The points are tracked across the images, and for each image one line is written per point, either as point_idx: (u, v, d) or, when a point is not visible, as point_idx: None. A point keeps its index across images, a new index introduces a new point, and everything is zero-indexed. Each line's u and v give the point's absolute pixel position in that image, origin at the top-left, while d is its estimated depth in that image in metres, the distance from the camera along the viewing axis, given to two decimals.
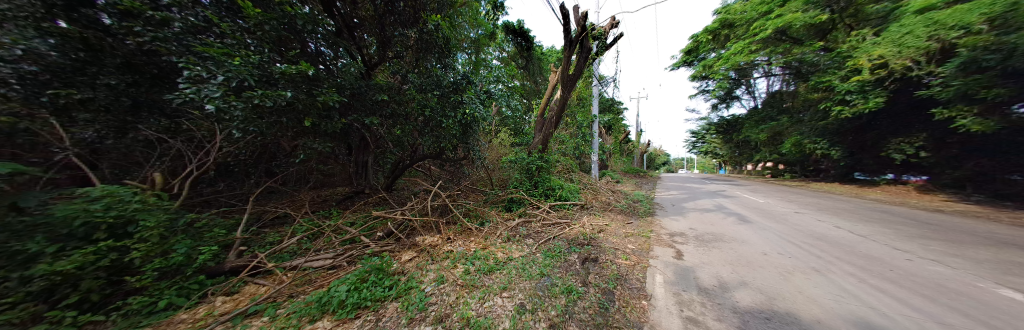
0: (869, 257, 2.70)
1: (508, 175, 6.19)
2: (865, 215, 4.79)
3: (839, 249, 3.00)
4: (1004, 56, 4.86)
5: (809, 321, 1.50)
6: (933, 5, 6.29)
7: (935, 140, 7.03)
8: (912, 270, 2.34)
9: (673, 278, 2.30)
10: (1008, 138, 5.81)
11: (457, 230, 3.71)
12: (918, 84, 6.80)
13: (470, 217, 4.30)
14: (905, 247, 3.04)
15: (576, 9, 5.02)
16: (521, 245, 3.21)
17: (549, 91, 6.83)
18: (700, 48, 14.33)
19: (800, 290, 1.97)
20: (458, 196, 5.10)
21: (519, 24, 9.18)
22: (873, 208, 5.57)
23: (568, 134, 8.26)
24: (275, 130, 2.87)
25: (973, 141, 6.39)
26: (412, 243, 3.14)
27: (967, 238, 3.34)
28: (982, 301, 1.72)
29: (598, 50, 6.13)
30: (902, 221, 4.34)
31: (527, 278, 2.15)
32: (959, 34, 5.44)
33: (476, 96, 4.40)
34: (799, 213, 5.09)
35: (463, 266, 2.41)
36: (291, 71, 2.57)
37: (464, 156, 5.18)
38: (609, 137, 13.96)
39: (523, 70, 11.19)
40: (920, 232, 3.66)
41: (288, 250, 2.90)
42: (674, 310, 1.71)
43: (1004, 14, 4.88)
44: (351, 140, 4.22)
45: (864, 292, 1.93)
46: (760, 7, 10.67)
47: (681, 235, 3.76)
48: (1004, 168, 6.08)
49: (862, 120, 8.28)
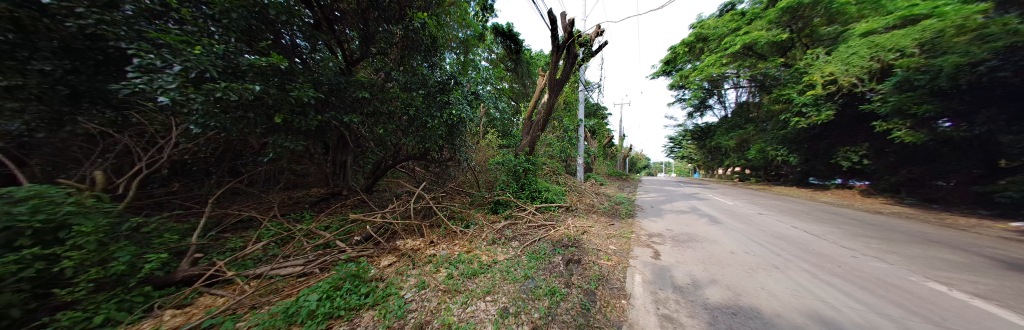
0: (822, 255, 2.99)
1: (495, 177, 6.18)
2: (819, 216, 5.31)
3: (796, 247, 3.30)
4: (931, 76, 5.43)
5: (770, 315, 1.63)
6: (875, 30, 7.19)
7: (875, 149, 7.94)
8: (856, 266, 2.63)
9: (651, 278, 2.40)
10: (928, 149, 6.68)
11: (441, 233, 3.63)
12: (861, 100, 7.66)
13: (455, 220, 4.22)
14: (850, 245, 3.41)
15: (563, 16, 5.14)
16: (506, 248, 3.20)
17: (537, 95, 6.91)
18: (677, 59, 15.26)
19: (763, 286, 2.14)
20: (443, 198, 4.99)
21: (508, 27, 9.27)
22: (825, 210, 6.17)
23: (555, 137, 8.41)
24: (242, 127, 2.67)
25: (906, 151, 7.13)
26: (393, 247, 3.02)
27: (901, 237, 3.80)
28: (912, 294, 1.97)
29: (584, 56, 6.32)
30: (850, 221, 4.84)
31: (512, 281, 2.14)
32: (896, 56, 6.17)
33: (463, 96, 4.36)
34: (763, 214, 5.53)
35: (445, 271, 2.35)
36: (261, 63, 2.39)
37: (450, 157, 5.08)
38: (593, 141, 14.41)
39: (511, 72, 11.26)
40: (864, 231, 4.12)
41: (252, 256, 2.67)
42: (651, 308, 1.78)
43: (933, 40, 5.55)
44: (329, 140, 4.00)
45: (817, 286, 2.13)
46: (730, 24, 11.76)
47: (659, 236, 3.94)
48: (930, 176, 6.84)
49: (815, 130, 9.22)
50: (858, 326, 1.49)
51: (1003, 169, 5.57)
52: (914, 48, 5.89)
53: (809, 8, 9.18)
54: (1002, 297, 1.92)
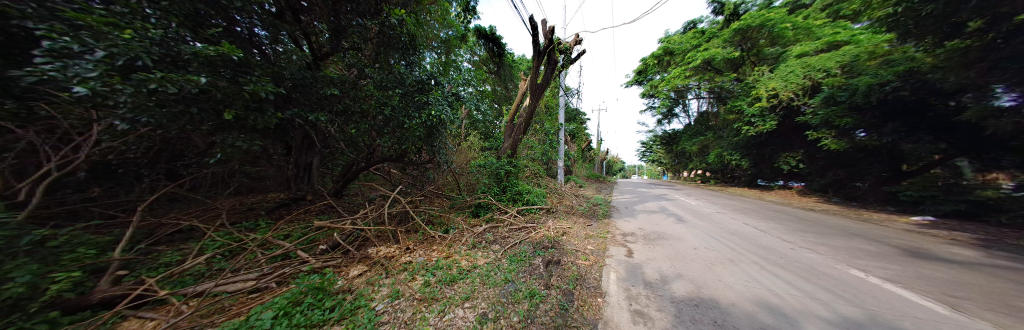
0: (769, 248, 3.38)
1: (477, 180, 6.12)
2: (766, 213, 6.01)
3: (749, 242, 3.70)
4: (851, 93, 6.30)
5: (726, 304, 1.80)
6: (807, 52, 8.41)
7: (808, 155, 9.22)
8: (795, 257, 3.01)
9: (624, 275, 2.52)
10: (847, 155, 7.91)
11: (418, 239, 3.49)
12: (797, 112, 8.88)
13: (434, 225, 4.10)
14: (791, 238, 3.90)
15: (544, 23, 5.29)
16: (487, 252, 3.15)
17: (519, 98, 7.01)
18: (648, 70, 16.47)
19: (721, 278, 2.36)
20: (422, 202, 4.82)
21: (491, 29, 9.29)
22: (771, 208, 7.00)
23: (536, 140, 8.57)
24: (183, 123, 2.33)
25: (833, 156, 8.39)
26: (364, 255, 2.83)
27: (829, 231, 4.44)
28: (837, 280, 2.30)
29: (564, 63, 6.54)
30: (790, 218, 5.55)
31: (492, 285, 2.12)
32: (823, 76, 7.25)
33: (443, 97, 4.27)
34: (721, 213, 6.13)
35: (422, 278, 2.25)
36: (209, 53, 2.10)
37: (430, 159, 4.91)
38: (573, 144, 14.94)
39: (494, 75, 11.30)
40: (801, 226, 4.75)
41: (193, 271, 2.33)
42: (624, 305, 1.87)
43: (851, 63, 6.60)
44: (291, 140, 3.66)
45: (764, 276, 2.40)
46: (692, 41, 13.23)
47: (632, 235, 4.17)
48: (850, 178, 8.10)
49: (761, 138, 10.48)
50: (796, 311, 1.70)
51: (905, 172, 6.74)
52: (837, 70, 6.95)
53: (756, 31, 10.47)
54: (900, 280, 2.33)
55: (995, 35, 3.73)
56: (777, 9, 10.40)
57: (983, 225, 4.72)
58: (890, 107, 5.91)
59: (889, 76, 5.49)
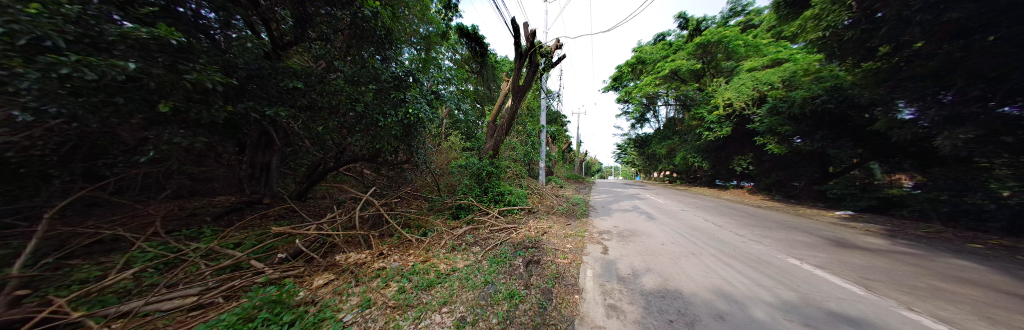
0: (725, 242, 3.75)
1: (458, 181, 6.01)
2: (724, 210, 6.66)
3: (709, 236, 4.07)
4: (789, 104, 7.20)
5: (688, 294, 1.97)
6: (756, 67, 9.53)
7: (756, 158, 10.44)
8: (747, 250, 3.38)
9: (600, 271, 2.64)
10: (787, 159, 9.10)
11: (393, 243, 3.32)
12: (747, 120, 9.99)
13: (410, 228, 3.95)
14: (743, 232, 4.37)
15: (526, 26, 5.36)
16: (467, 254, 3.10)
17: (501, 99, 7.02)
18: (623, 77, 17.49)
19: (684, 270, 2.56)
20: (398, 205, 4.61)
21: (473, 29, 9.19)
22: (727, 205, 7.78)
23: (518, 141, 8.64)
24: (104, 115, 1.95)
25: (776, 160, 9.60)
26: (330, 263, 2.63)
27: (774, 225, 5.05)
28: (778, 268, 2.62)
29: (545, 66, 6.68)
30: (743, 214, 6.22)
31: (471, 288, 2.08)
32: (767, 88, 8.26)
33: (421, 95, 4.12)
34: (686, 210, 6.68)
35: (397, 284, 2.14)
36: (140, 34, 1.79)
37: (407, 159, 4.71)
38: (554, 146, 15.33)
39: (476, 75, 11.20)
40: (751, 221, 5.34)
41: (116, 288, 1.94)
42: (599, 300, 1.95)
43: (789, 78, 7.60)
44: (245, 137, 3.27)
45: (721, 267, 2.66)
46: (661, 52, 14.33)
47: (608, 233, 4.38)
48: (790, 179, 9.31)
49: (719, 143, 11.65)
50: (745, 297, 1.91)
51: (830, 173, 8.11)
52: (779, 84, 7.94)
53: (715, 46, 11.64)
54: (827, 267, 2.72)
55: (895, 60, 4.54)
56: (732, 28, 11.66)
57: (888, 217, 5.68)
58: (820, 117, 6.88)
59: (818, 90, 6.46)
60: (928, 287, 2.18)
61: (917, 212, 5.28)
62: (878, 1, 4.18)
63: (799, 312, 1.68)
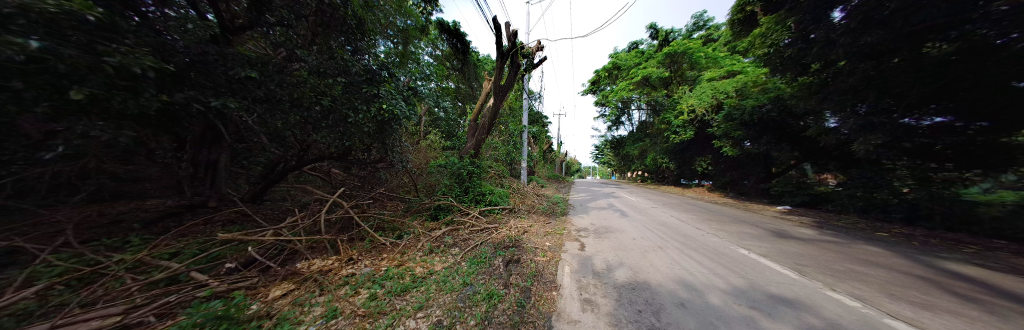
0: (689, 236, 4.10)
1: (437, 181, 5.85)
2: (689, 207, 7.27)
3: (675, 231, 4.42)
4: (741, 112, 8.10)
5: (654, 285, 2.12)
6: (714, 77, 10.54)
7: (715, 159, 11.59)
8: (707, 242, 3.72)
9: (577, 268, 2.73)
10: (740, 161, 10.23)
11: (364, 247, 3.14)
12: (707, 125, 11.02)
13: (384, 231, 3.76)
14: (704, 227, 4.82)
15: (508, 26, 5.37)
16: (445, 256, 3.02)
17: (483, 98, 6.95)
18: (600, 82, 18.32)
19: (653, 263, 2.76)
20: (369, 206, 4.35)
21: (454, 25, 8.97)
22: (692, 202, 8.51)
23: (500, 141, 8.62)
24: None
25: (731, 161, 10.73)
26: (290, 272, 2.40)
27: (729, 219, 5.64)
28: (731, 258, 2.93)
29: (527, 67, 6.74)
30: (705, 210, 6.84)
31: (449, 291, 2.03)
32: (724, 97, 9.19)
33: (396, 91, 4.01)
34: (656, 207, 7.18)
35: (367, 291, 2.02)
36: (52, 9, 1.43)
37: (382, 158, 4.46)
38: (535, 146, 15.56)
39: (457, 72, 10.97)
40: (711, 216, 5.90)
41: (11, 309, 1.45)
42: (575, 295, 2.02)
43: (742, 89, 8.54)
44: (186, 131, 2.82)
45: (683, 259, 2.90)
46: (635, 59, 15.27)
47: (585, 230, 4.56)
48: (741, 178, 10.49)
49: (684, 145, 12.71)
50: (703, 285, 2.10)
51: (773, 173, 9.28)
52: (733, 93, 8.88)
53: (681, 56, 12.67)
54: (770, 255, 3.10)
55: (823, 76, 5.31)
56: (695, 41, 12.80)
57: (817, 211, 6.65)
58: (764, 124, 7.78)
59: (764, 100, 7.35)
60: (845, 270, 2.59)
61: (838, 206, 6.25)
62: (811, 24, 4.87)
63: (746, 296, 1.90)
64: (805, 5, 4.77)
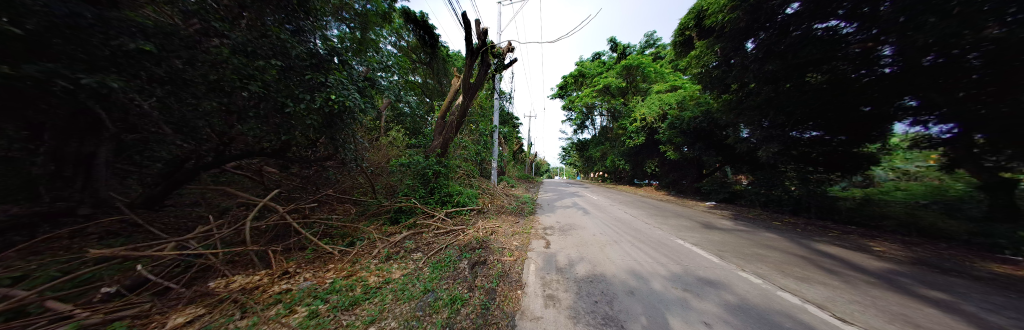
0: (640, 230, 4.58)
1: (399, 181, 5.43)
2: (641, 204, 8.13)
3: (629, 226, 4.90)
4: (681, 121, 9.41)
5: (610, 277, 2.30)
6: (662, 90, 12.01)
7: (661, 162, 13.27)
8: (654, 235, 4.20)
9: (541, 265, 2.82)
10: (681, 164, 11.87)
11: (304, 259, 2.76)
12: (656, 132, 12.53)
13: (330, 239, 3.35)
14: (652, 221, 5.44)
15: (478, 23, 5.27)
16: (405, 262, 2.83)
17: (451, 95, 6.69)
18: (568, 87, 19.37)
19: (609, 256, 3.00)
20: (314, 210, 3.83)
21: (421, 16, 8.46)
22: (643, 200, 9.54)
23: (470, 140, 8.43)
24: None
25: (673, 164, 12.42)
26: (199, 293, 1.97)
27: (672, 214, 6.46)
28: (671, 248, 3.36)
29: (497, 67, 6.70)
30: (653, 207, 7.73)
31: (407, 299, 1.90)
32: (669, 108, 10.54)
33: (350, 80, 3.58)
34: (614, 205, 7.87)
35: (308, 308, 1.77)
36: None
37: (332, 155, 3.95)
38: (505, 146, 15.68)
39: (425, 66, 10.39)
40: (657, 212, 6.70)
41: None
42: (538, 292, 2.08)
43: (683, 101, 9.90)
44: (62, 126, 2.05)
45: (634, 251, 3.22)
46: (597, 68, 16.53)
47: (551, 228, 4.75)
48: (681, 178, 12.19)
49: (638, 149, 14.21)
50: (649, 274, 2.36)
51: (704, 174, 11.00)
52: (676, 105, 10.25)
53: (635, 69, 14.12)
54: (701, 244, 3.65)
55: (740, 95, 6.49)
56: (647, 56, 14.38)
57: (735, 206, 8.10)
58: (698, 133, 9.18)
59: (698, 112, 8.66)
60: (751, 253, 3.20)
61: (749, 202, 7.71)
62: (732, 51, 5.89)
63: (681, 280, 2.19)
64: (729, 35, 5.75)
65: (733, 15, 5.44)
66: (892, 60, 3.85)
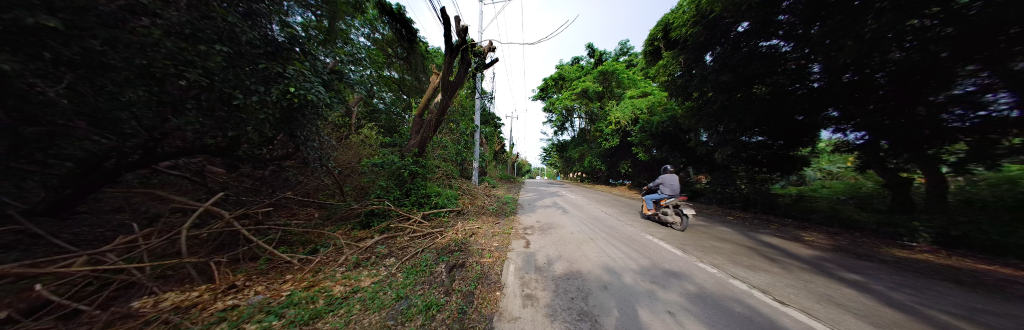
0: (614, 227, 4.82)
1: (372, 182, 5.11)
2: (616, 203, 8.58)
3: (604, 224, 5.13)
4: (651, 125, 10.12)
5: (585, 273, 2.38)
6: (634, 95, 12.81)
7: (633, 163, 14.15)
8: (627, 232, 4.45)
9: (520, 265, 2.83)
10: (650, 164, 12.77)
11: (257, 271, 2.47)
12: (629, 134, 13.31)
13: (289, 248, 3.05)
14: (625, 219, 5.76)
15: (458, 20, 5.15)
16: (378, 268, 2.66)
17: (430, 93, 6.46)
18: (548, 89, 19.82)
19: (585, 253, 3.11)
20: (269, 215, 3.45)
21: (398, 8, 8.07)
22: (618, 198, 10.06)
23: (450, 139, 8.23)
24: None
25: (644, 165, 13.31)
26: (121, 314, 1.67)
27: (643, 212, 6.91)
28: (641, 244, 3.59)
29: (478, 66, 6.61)
30: (626, 205, 8.20)
31: (378, 308, 1.78)
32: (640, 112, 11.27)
33: (315, 72, 3.28)
34: (591, 203, 8.19)
35: (262, 324, 1.58)
36: None
37: (293, 154, 3.59)
38: (486, 146, 15.59)
39: (401, 61, 9.93)
40: (630, 210, 7.13)
41: None
42: (516, 292, 2.08)
43: (652, 106, 10.65)
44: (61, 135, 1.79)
45: (608, 247, 3.39)
46: (576, 72, 17.15)
47: (531, 227, 4.80)
48: (651, 178, 13.11)
49: (613, 151, 14.99)
50: (621, 268, 2.49)
51: (670, 174, 11.94)
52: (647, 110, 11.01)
53: (611, 74, 14.88)
54: (667, 239, 3.95)
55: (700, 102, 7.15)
56: (621, 63, 15.25)
57: (696, 203, 8.92)
58: (665, 136, 9.94)
59: (665, 117, 9.39)
60: (709, 246, 3.54)
61: (707, 199, 8.53)
62: (694, 62, 6.48)
63: (649, 273, 2.34)
64: (692, 48, 6.32)
65: (695, 29, 5.98)
66: (820, 76, 4.50)
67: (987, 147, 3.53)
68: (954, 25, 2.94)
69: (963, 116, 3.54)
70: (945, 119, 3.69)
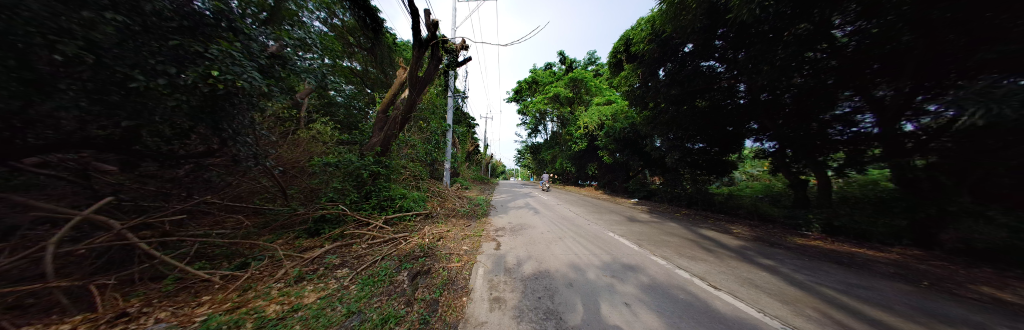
0: (581, 226, 5.05)
1: (324, 184, 4.56)
2: (583, 203, 9.06)
3: (572, 223, 5.35)
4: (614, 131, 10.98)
5: (552, 273, 2.43)
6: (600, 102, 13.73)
7: (599, 165, 15.14)
8: (592, 230, 4.71)
9: (490, 267, 2.79)
10: (614, 167, 13.80)
11: (162, 294, 2.00)
12: (595, 138, 14.19)
13: (209, 264, 2.53)
14: (591, 218, 6.10)
15: (427, 13, 4.91)
16: (328, 281, 2.38)
17: (396, 88, 6.05)
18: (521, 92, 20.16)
19: (553, 252, 3.19)
20: (184, 225, 2.82)
21: None
22: (585, 199, 10.63)
23: (419, 138, 7.81)
24: None
25: (609, 167, 14.35)
26: None
27: (607, 211, 7.40)
28: (604, 241, 3.81)
29: (450, 63, 6.38)
30: (593, 205, 8.70)
31: (325, 326, 1.58)
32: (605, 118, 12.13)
33: (254, 56, 2.83)
34: (561, 204, 8.52)
35: None
36: None
37: (222, 151, 3.02)
38: (459, 146, 15.19)
39: (364, 52, 9.14)
40: (597, 209, 7.58)
41: None
42: (484, 296, 2.04)
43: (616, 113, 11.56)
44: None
45: (575, 246, 3.52)
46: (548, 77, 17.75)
47: (502, 229, 4.77)
48: (614, 179, 14.18)
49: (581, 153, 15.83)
50: (585, 265, 2.61)
51: (631, 176, 13.04)
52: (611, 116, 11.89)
53: (580, 81, 15.71)
54: (626, 235, 4.29)
55: None
56: (589, 71, 16.22)
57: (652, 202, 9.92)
58: (626, 141, 10.84)
59: (626, 123, 10.28)
60: (661, 240, 3.93)
61: (661, 198, 9.54)
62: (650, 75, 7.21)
63: (610, 269, 2.49)
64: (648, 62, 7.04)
65: (650, 46, 6.67)
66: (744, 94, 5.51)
67: (857, 156, 4.57)
68: (837, 59, 3.82)
69: (842, 131, 4.63)
70: (830, 133, 4.78)
